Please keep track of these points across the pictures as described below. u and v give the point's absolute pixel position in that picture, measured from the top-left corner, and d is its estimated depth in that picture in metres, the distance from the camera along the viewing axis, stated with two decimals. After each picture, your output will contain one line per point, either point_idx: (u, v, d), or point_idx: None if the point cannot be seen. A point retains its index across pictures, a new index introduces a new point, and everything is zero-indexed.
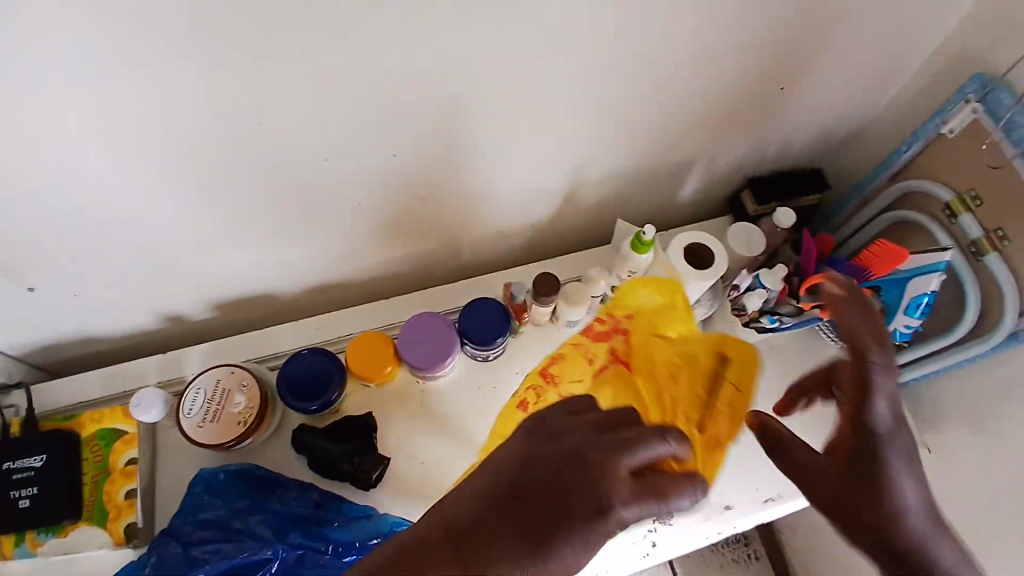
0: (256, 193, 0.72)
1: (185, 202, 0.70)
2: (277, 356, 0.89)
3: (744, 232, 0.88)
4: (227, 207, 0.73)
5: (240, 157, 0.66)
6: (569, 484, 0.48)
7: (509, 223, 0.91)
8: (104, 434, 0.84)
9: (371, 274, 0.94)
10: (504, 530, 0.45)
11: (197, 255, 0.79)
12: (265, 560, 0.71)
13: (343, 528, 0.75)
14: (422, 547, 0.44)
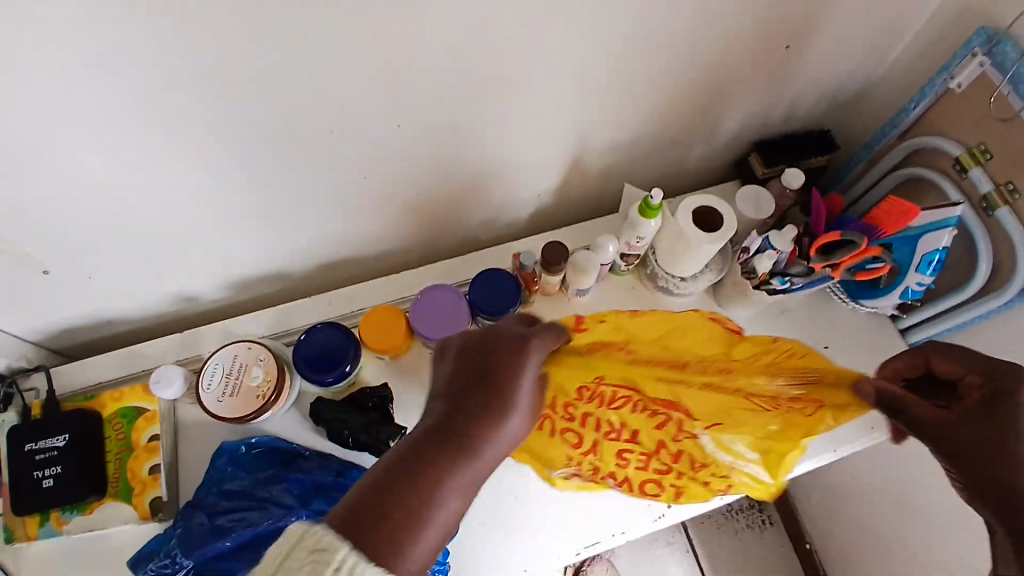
0: (262, 171, 0.72)
1: (193, 183, 0.70)
2: (291, 332, 0.90)
3: (752, 195, 0.87)
4: (235, 186, 0.73)
5: (244, 135, 0.66)
6: (490, 358, 0.56)
7: (516, 195, 0.92)
8: (125, 413, 0.86)
9: (381, 249, 0.94)
10: (472, 415, 0.53)
11: (207, 236, 0.80)
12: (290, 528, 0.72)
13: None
14: (411, 456, 0.52)
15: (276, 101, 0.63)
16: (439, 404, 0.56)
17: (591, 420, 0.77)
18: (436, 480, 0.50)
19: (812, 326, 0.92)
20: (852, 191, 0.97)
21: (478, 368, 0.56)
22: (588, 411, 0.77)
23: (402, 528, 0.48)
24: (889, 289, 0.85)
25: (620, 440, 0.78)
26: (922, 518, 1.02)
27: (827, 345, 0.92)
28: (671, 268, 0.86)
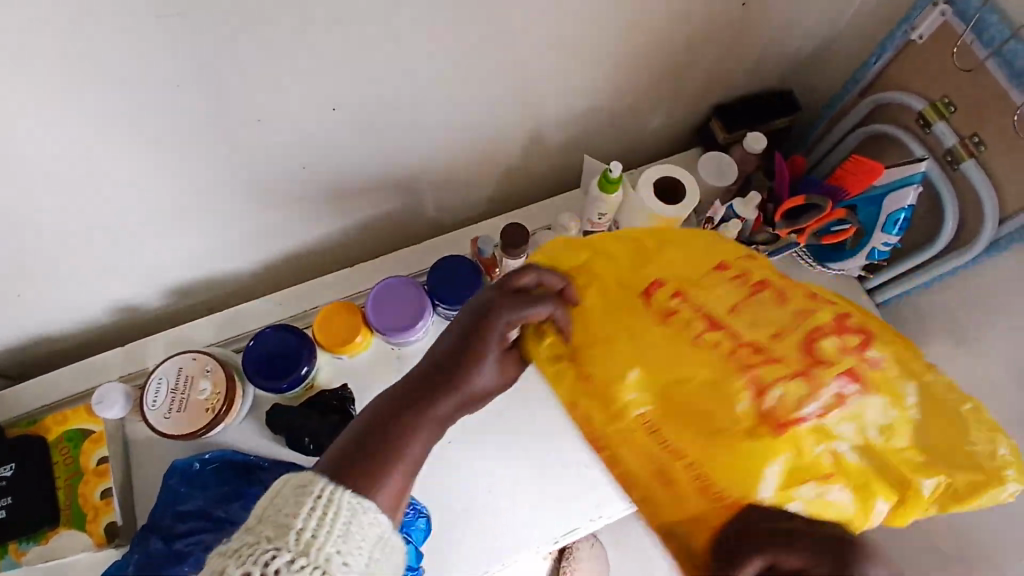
0: (189, 169, 0.66)
1: (113, 184, 0.64)
2: (240, 338, 0.85)
3: (715, 160, 0.84)
4: (163, 186, 0.67)
5: (161, 129, 0.60)
6: (480, 325, 0.53)
7: (471, 176, 0.86)
8: (71, 436, 0.80)
9: (332, 244, 0.89)
10: (464, 352, 0.52)
11: (138, 242, 0.74)
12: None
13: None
14: (386, 417, 0.49)
15: (192, 90, 0.57)
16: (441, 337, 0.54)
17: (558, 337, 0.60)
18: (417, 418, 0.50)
19: None
20: (816, 150, 0.95)
21: (486, 304, 0.54)
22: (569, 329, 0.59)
23: (388, 451, 0.47)
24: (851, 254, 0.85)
25: None
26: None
27: None
28: None
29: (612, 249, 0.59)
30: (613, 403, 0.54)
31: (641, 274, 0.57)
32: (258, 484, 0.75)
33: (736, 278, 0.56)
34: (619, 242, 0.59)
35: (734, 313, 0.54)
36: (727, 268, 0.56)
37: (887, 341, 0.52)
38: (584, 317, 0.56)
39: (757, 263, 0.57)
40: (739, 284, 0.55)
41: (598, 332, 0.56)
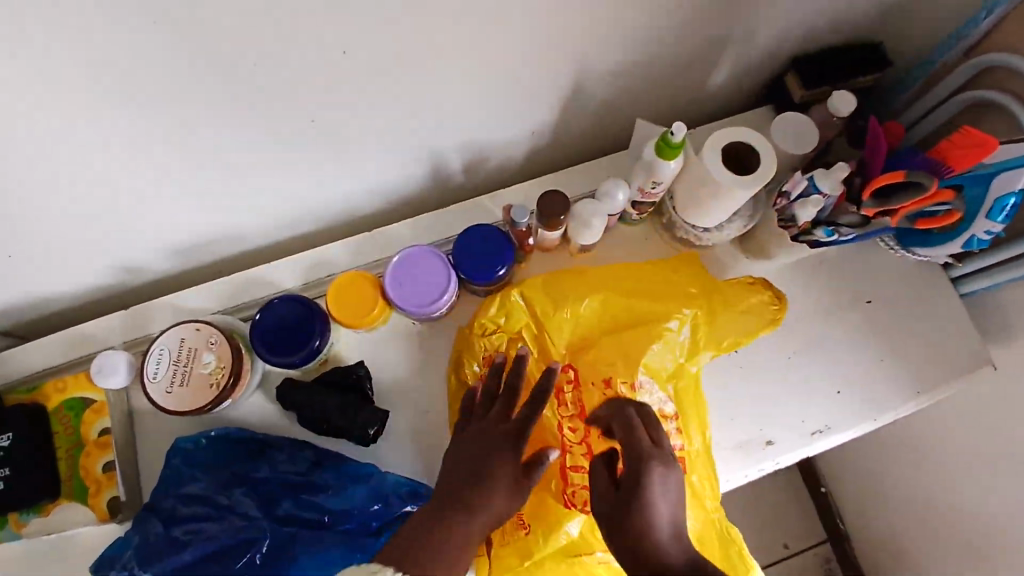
0: (180, 124, 0.57)
1: (94, 141, 0.56)
2: (248, 306, 0.78)
3: (794, 122, 0.72)
4: (150, 142, 0.58)
5: (143, 77, 0.51)
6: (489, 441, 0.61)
7: (505, 135, 0.76)
8: (72, 405, 0.76)
9: (349, 206, 0.80)
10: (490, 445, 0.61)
11: (133, 206, 0.66)
12: (251, 541, 0.60)
13: (339, 495, 0.66)
14: (419, 529, 0.56)
15: (175, 27, 0.47)
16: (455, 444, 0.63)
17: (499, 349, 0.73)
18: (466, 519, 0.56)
19: (852, 279, 0.81)
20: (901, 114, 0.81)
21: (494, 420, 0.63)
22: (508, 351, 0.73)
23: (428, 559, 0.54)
24: (946, 237, 0.72)
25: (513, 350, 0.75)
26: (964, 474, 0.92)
27: (870, 299, 0.80)
28: (688, 218, 0.73)
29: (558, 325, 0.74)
30: None
31: (556, 349, 0.73)
32: (266, 465, 0.69)
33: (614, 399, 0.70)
34: (563, 312, 0.74)
35: None
36: (612, 386, 0.70)
37: (686, 484, 0.68)
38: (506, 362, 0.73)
39: (642, 391, 0.70)
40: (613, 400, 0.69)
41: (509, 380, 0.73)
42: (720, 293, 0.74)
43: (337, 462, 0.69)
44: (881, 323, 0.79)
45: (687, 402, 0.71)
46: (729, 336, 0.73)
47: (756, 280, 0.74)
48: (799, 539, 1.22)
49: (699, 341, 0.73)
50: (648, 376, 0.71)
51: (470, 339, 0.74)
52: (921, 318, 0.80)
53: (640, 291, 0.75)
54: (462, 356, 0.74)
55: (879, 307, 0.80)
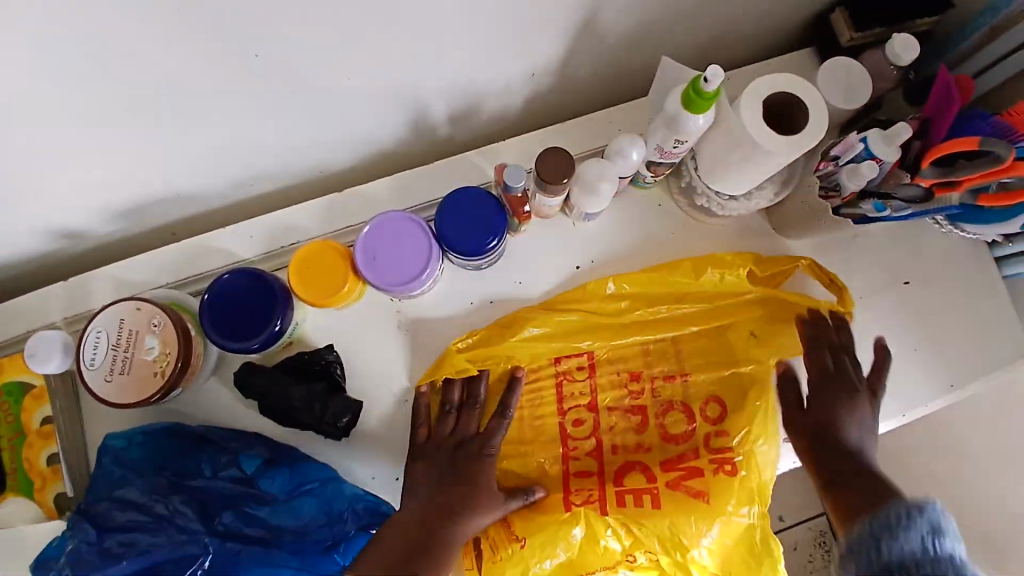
0: (139, 88, 0.50)
1: (56, 117, 0.51)
2: (201, 280, 0.68)
3: (842, 71, 0.63)
4: (77, 100, 0.49)
5: (93, 37, 0.44)
6: (449, 466, 0.62)
7: (501, 80, 0.64)
8: (10, 390, 0.66)
9: (317, 163, 0.68)
10: (453, 470, 0.62)
11: (63, 165, 0.56)
12: (191, 557, 0.58)
13: (286, 510, 0.62)
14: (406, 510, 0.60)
15: None
16: (432, 453, 0.63)
17: (503, 352, 0.66)
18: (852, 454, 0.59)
19: (889, 257, 0.71)
20: (952, 55, 0.66)
21: (456, 440, 0.64)
22: (518, 355, 0.66)
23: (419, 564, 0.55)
24: (1000, 216, 0.61)
25: (525, 354, 0.66)
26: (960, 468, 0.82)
27: (908, 280, 0.71)
28: (712, 182, 0.62)
29: (580, 315, 0.67)
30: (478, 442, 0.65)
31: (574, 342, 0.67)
32: (208, 467, 0.63)
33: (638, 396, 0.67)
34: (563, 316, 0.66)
35: (609, 414, 0.67)
36: (641, 378, 0.67)
37: (721, 483, 0.62)
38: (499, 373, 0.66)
39: (674, 386, 0.67)
40: (635, 394, 0.67)
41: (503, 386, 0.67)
42: (753, 276, 0.68)
43: (285, 466, 0.63)
44: (919, 307, 0.70)
45: (734, 395, 0.65)
46: (769, 332, 0.67)
47: (792, 258, 0.68)
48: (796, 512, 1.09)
49: (731, 336, 0.67)
50: (686, 370, 0.67)
51: (459, 358, 0.65)
52: (964, 304, 0.70)
53: (668, 286, 0.67)
54: (446, 373, 0.64)
55: (918, 289, 0.71)
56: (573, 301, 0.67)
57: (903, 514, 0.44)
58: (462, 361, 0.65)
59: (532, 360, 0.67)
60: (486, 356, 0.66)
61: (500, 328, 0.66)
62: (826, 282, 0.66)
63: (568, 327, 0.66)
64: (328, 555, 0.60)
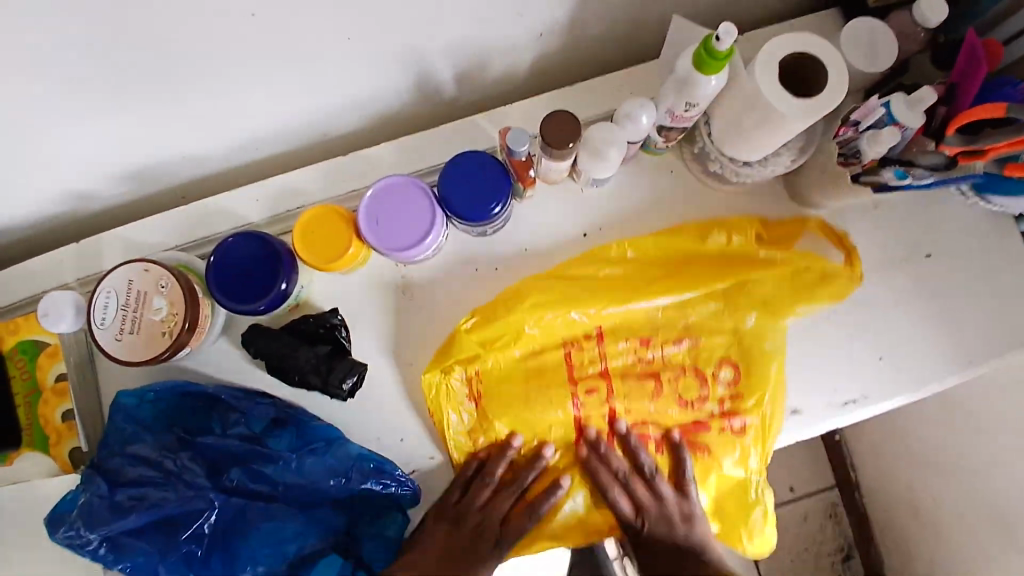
0: (137, 57, 0.50)
1: (50, 85, 0.50)
2: (209, 242, 0.69)
3: (866, 32, 0.59)
4: (74, 68, 0.49)
5: (84, 4, 0.43)
6: (457, 544, 0.64)
7: (506, 40, 0.62)
8: (26, 348, 0.68)
9: (321, 125, 0.67)
10: (462, 553, 0.64)
11: (68, 131, 0.56)
12: (198, 511, 0.61)
13: (290, 468, 0.63)
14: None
15: None
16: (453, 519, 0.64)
17: (510, 335, 0.66)
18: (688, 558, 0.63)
19: (910, 227, 0.69)
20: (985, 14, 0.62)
21: (478, 519, 0.65)
22: (524, 333, 0.66)
23: None
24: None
25: (532, 338, 0.66)
26: (974, 444, 0.81)
27: (929, 253, 0.68)
28: (726, 149, 0.60)
29: (588, 282, 0.66)
30: (484, 414, 0.66)
31: (579, 321, 0.66)
32: (217, 425, 0.65)
33: (649, 365, 0.67)
34: (568, 315, 0.66)
35: (622, 380, 0.67)
36: (651, 344, 0.67)
37: (724, 439, 0.66)
38: (507, 351, 0.66)
39: (682, 350, 0.67)
40: (646, 360, 0.67)
41: (508, 362, 0.66)
42: (761, 240, 0.67)
43: (291, 427, 0.64)
44: (939, 279, 0.68)
45: (741, 355, 0.66)
46: (786, 299, 0.66)
47: (802, 218, 0.67)
48: (806, 483, 1.10)
49: (744, 300, 0.66)
50: (695, 335, 0.67)
51: (468, 340, 0.65)
52: (986, 277, 0.68)
53: (675, 254, 0.67)
54: (456, 356, 0.65)
55: (938, 262, 0.68)
56: (575, 266, 0.66)
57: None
58: (471, 345, 0.65)
59: (540, 336, 0.66)
60: (492, 339, 0.66)
61: (503, 304, 0.65)
62: (834, 242, 0.66)
63: (576, 303, 0.66)
64: (332, 511, 0.64)
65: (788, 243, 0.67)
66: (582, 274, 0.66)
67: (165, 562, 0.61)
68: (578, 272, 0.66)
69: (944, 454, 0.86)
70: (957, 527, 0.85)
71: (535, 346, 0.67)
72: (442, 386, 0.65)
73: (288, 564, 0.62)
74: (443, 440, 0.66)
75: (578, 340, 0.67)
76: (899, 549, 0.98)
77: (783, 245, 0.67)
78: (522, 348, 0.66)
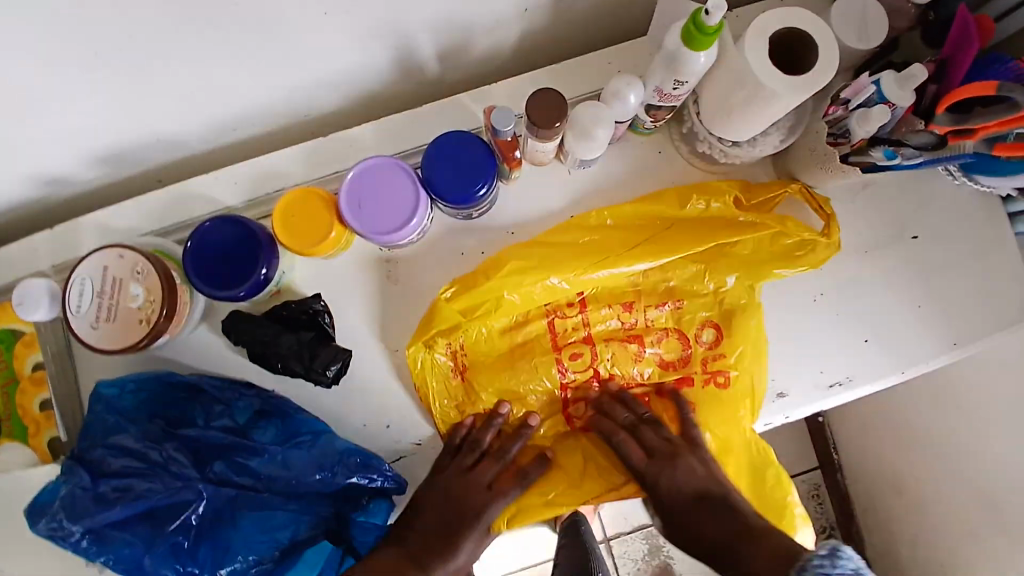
0: (107, 34, 0.47)
1: (10, 66, 0.48)
2: (187, 227, 0.67)
3: (858, 8, 0.58)
4: (39, 46, 0.47)
5: None
6: (453, 506, 0.64)
7: (491, 16, 0.60)
8: (0, 337, 0.66)
9: (300, 105, 0.65)
10: (459, 515, 0.64)
11: (36, 113, 0.54)
12: (186, 503, 0.60)
13: (277, 459, 0.62)
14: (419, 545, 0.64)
15: None
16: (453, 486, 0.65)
17: (490, 305, 0.64)
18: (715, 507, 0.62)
19: (897, 209, 0.68)
20: None
21: (469, 483, 0.64)
22: (506, 304, 0.64)
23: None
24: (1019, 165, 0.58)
25: (515, 308, 0.65)
26: (957, 424, 0.81)
27: (916, 234, 0.68)
28: (714, 128, 0.59)
29: (570, 242, 0.65)
30: (468, 383, 0.66)
31: (560, 288, 0.65)
32: (200, 417, 0.64)
33: (631, 328, 0.67)
34: (549, 281, 0.64)
35: (606, 344, 0.67)
36: (633, 309, 0.67)
37: (709, 396, 0.67)
38: (490, 321, 0.65)
39: (666, 313, 0.67)
40: (628, 325, 0.67)
41: (492, 331, 0.66)
42: (740, 203, 0.65)
43: (276, 419, 0.64)
44: (927, 261, 0.68)
45: (721, 312, 0.66)
46: (763, 261, 0.65)
47: (782, 182, 0.64)
48: (791, 464, 1.11)
49: (725, 261, 0.66)
50: (678, 298, 0.67)
51: (449, 309, 0.63)
52: (973, 257, 0.68)
53: (654, 218, 0.65)
54: (437, 327, 0.63)
55: (926, 244, 0.68)
56: (550, 233, 0.65)
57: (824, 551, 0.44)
58: (453, 314, 0.63)
59: (521, 307, 0.65)
60: (475, 307, 0.64)
61: (482, 275, 0.64)
62: (814, 208, 0.63)
63: (556, 270, 0.64)
64: (322, 499, 0.63)
65: (768, 207, 0.66)
66: (562, 239, 0.65)
67: (152, 554, 0.59)
68: (557, 240, 0.65)
69: (928, 435, 0.87)
70: (940, 506, 0.86)
71: (518, 317, 0.66)
72: (427, 360, 0.65)
73: (281, 550, 0.61)
74: (430, 412, 0.66)
75: (561, 308, 0.66)
76: (882, 528, 1.00)
77: (761, 210, 0.65)
78: (504, 319, 0.66)
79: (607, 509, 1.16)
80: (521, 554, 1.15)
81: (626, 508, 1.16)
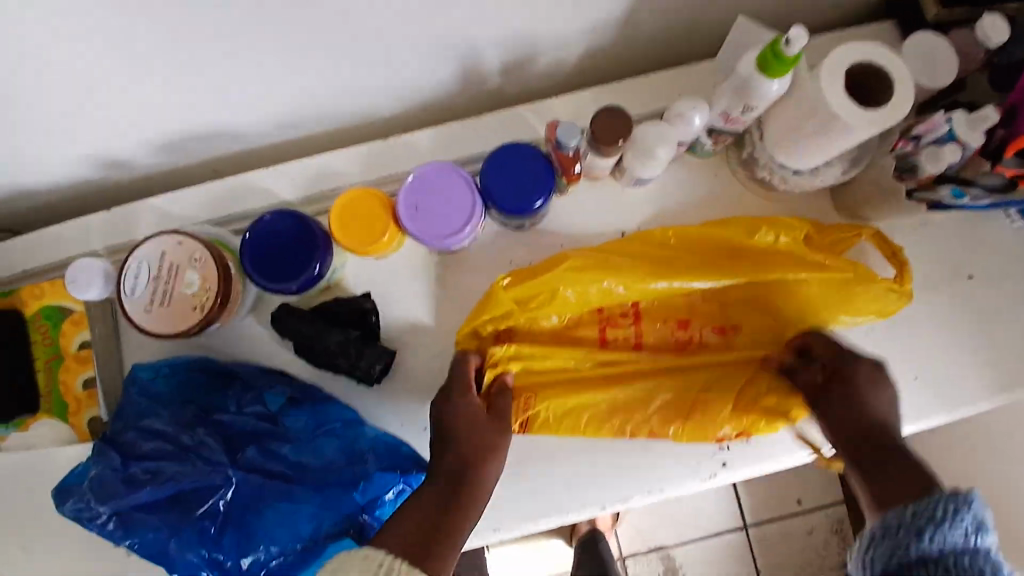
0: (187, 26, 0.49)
1: (83, 42, 0.49)
2: (243, 218, 0.68)
3: (926, 47, 0.58)
4: (124, 33, 0.49)
5: None
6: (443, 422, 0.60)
7: (557, 33, 0.61)
8: (48, 314, 0.67)
9: (359, 109, 0.67)
10: (455, 427, 0.59)
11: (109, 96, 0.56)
12: (215, 487, 0.60)
13: (309, 449, 0.63)
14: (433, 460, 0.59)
15: None
16: (439, 416, 0.60)
17: (543, 298, 0.63)
18: (894, 475, 0.54)
19: (951, 249, 0.68)
20: None
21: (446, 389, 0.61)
22: (559, 300, 0.64)
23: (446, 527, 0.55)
24: None
25: (569, 304, 0.64)
26: (996, 471, 0.79)
27: (970, 275, 0.67)
28: (777, 154, 0.59)
29: (630, 250, 0.65)
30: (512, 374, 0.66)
31: (616, 293, 0.64)
32: (232, 403, 0.64)
33: (682, 342, 0.67)
34: (605, 283, 0.63)
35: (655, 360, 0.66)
36: (687, 328, 0.67)
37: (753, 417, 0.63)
38: (543, 314, 0.64)
39: (721, 338, 0.67)
40: (678, 343, 0.67)
41: (545, 326, 0.65)
42: (810, 240, 0.65)
43: (307, 407, 0.64)
44: (979, 303, 0.67)
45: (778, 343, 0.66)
46: (825, 299, 0.64)
47: (857, 225, 0.63)
48: (814, 497, 1.13)
49: (789, 296, 0.65)
50: (733, 324, 0.67)
51: (505, 296, 0.62)
52: None
53: (719, 242, 0.65)
54: (490, 314, 0.63)
55: (979, 286, 0.67)
56: (616, 245, 0.65)
57: (949, 503, 0.45)
58: (507, 301, 0.63)
59: (577, 306, 0.65)
60: (534, 298, 0.63)
61: (536, 267, 0.64)
62: (887, 254, 0.62)
63: (610, 271, 0.63)
64: (347, 494, 0.61)
65: (838, 249, 0.65)
66: (624, 249, 0.65)
67: (177, 539, 0.59)
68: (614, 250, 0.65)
69: (963, 477, 0.84)
70: None
71: (565, 318, 0.66)
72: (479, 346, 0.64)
73: (305, 544, 0.60)
74: None
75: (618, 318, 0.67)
76: None
77: (833, 250, 0.64)
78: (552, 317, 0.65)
79: (624, 526, 1.14)
80: (533, 566, 1.14)
81: (644, 527, 1.14)
